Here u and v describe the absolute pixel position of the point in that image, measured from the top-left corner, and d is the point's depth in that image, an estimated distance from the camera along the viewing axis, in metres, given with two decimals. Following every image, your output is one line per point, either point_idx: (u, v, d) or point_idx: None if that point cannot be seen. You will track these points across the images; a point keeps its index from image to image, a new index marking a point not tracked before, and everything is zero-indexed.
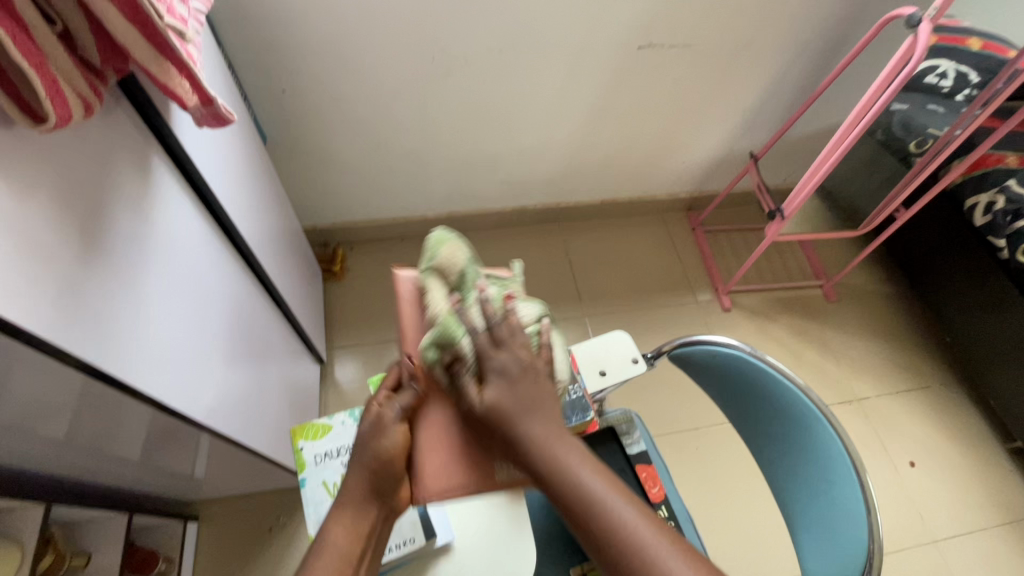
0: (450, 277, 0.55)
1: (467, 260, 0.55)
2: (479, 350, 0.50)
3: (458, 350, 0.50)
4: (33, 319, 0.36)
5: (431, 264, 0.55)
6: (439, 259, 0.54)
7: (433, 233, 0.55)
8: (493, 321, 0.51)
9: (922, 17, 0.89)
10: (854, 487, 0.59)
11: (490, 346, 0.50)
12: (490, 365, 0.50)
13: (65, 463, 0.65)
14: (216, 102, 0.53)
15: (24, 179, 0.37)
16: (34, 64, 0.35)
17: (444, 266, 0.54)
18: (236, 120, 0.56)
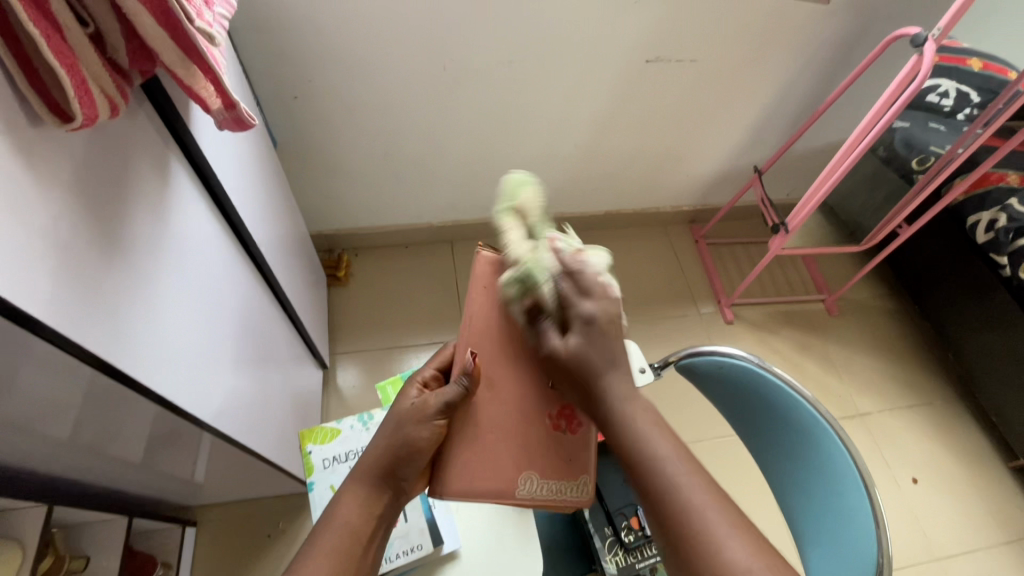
0: (529, 220, 0.54)
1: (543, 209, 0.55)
2: (562, 297, 0.49)
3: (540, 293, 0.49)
4: (47, 314, 0.36)
5: (509, 206, 0.54)
6: (518, 202, 0.54)
7: (512, 176, 0.56)
8: (571, 265, 0.49)
9: (927, 36, 0.91)
10: (864, 502, 0.58)
11: (573, 294, 0.49)
12: (572, 314, 0.48)
13: (68, 463, 0.64)
14: (239, 107, 0.54)
15: (50, 178, 0.38)
16: (66, 64, 0.35)
17: (525, 209, 0.54)
18: (256, 125, 0.57)
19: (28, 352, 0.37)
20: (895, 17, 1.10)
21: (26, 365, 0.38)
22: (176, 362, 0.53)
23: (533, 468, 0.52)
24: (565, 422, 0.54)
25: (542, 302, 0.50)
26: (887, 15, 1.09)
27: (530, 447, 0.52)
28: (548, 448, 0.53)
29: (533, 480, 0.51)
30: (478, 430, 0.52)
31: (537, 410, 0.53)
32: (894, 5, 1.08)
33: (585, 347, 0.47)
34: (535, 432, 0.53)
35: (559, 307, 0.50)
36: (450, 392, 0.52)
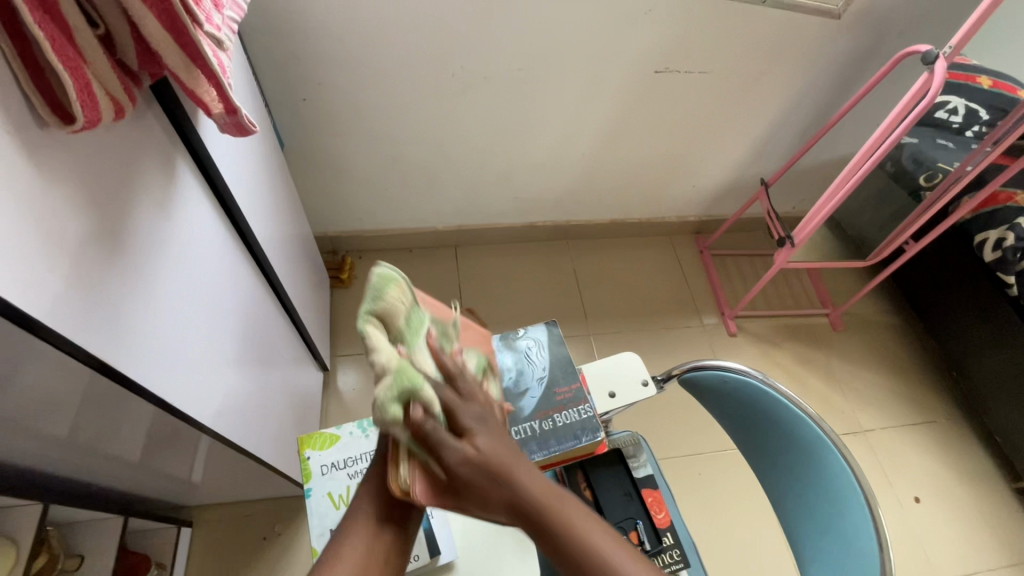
0: (394, 325, 0.48)
1: (411, 307, 0.50)
2: (446, 404, 0.46)
3: (424, 400, 0.45)
4: (47, 314, 0.35)
5: (373, 307, 0.47)
6: (383, 303, 0.48)
7: (376, 270, 0.49)
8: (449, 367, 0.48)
9: (938, 54, 0.90)
10: (867, 523, 0.57)
11: (457, 398, 0.47)
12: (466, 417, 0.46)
13: (63, 462, 0.64)
14: (240, 112, 0.53)
15: (58, 175, 0.37)
16: (69, 67, 0.35)
17: (391, 312, 0.48)
18: (257, 130, 0.57)
19: (29, 351, 0.36)
20: (906, 33, 1.10)
21: (24, 363, 0.38)
22: (176, 361, 0.52)
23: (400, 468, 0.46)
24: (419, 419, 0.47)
25: (429, 409, 0.45)
26: (898, 31, 1.09)
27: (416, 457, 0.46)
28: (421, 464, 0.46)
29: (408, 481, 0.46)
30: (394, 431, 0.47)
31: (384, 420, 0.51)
32: (904, 22, 1.08)
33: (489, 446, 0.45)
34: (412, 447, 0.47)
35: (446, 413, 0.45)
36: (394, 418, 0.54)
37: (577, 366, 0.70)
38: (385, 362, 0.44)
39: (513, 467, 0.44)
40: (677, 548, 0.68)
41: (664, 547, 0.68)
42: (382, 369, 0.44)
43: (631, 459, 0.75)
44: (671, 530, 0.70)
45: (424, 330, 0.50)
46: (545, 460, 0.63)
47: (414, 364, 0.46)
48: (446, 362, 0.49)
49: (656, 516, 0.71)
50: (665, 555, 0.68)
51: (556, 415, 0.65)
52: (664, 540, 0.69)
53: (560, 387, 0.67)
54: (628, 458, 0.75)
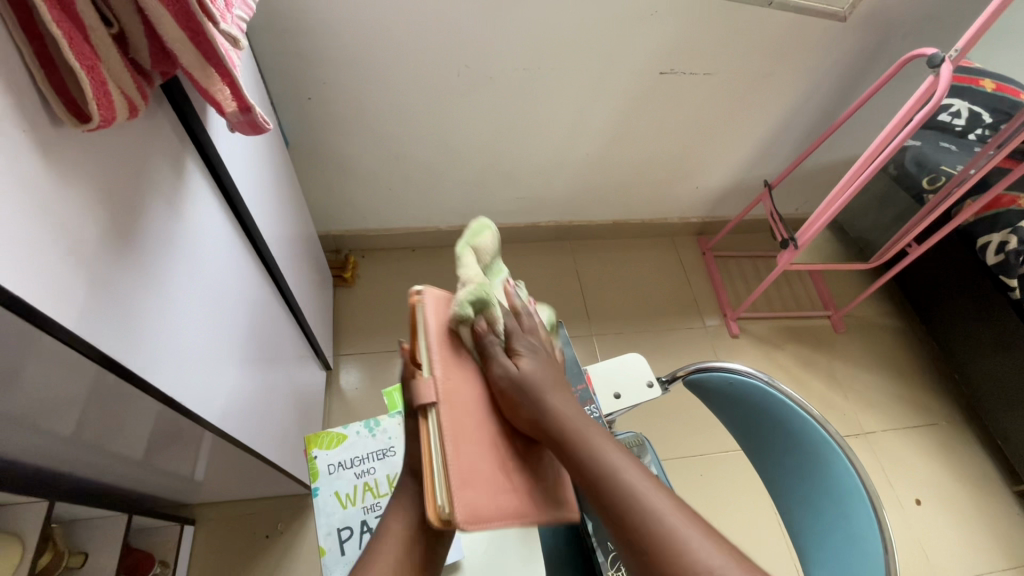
0: (482, 259, 0.58)
1: (494, 255, 0.59)
2: (507, 329, 0.56)
3: (491, 317, 0.54)
4: (61, 312, 0.36)
5: (468, 244, 0.57)
6: (477, 244, 0.58)
7: (474, 222, 0.59)
8: (516, 305, 0.58)
9: (944, 57, 0.90)
10: (872, 525, 0.58)
11: (517, 328, 0.56)
12: (521, 345, 0.55)
13: (69, 459, 0.64)
14: (254, 111, 0.53)
15: (73, 174, 0.37)
16: (85, 66, 0.35)
17: (481, 252, 0.58)
18: (270, 129, 0.57)
19: (40, 349, 0.36)
20: (911, 36, 1.10)
21: (36, 361, 0.38)
22: (184, 360, 0.53)
23: (434, 496, 0.44)
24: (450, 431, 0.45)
25: (492, 323, 0.54)
26: (903, 34, 1.09)
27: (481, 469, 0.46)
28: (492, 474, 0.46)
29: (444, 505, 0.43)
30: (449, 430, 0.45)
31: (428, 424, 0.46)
32: (909, 25, 1.08)
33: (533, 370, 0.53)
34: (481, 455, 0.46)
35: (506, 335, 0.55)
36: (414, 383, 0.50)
37: (583, 366, 0.70)
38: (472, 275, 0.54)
39: (546, 390, 0.51)
40: None
41: None
42: (467, 281, 0.54)
43: None
44: None
45: (502, 276, 0.60)
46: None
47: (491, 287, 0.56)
48: (517, 304, 0.58)
49: None
50: None
51: None
52: None
53: None
54: (632, 459, 0.75)
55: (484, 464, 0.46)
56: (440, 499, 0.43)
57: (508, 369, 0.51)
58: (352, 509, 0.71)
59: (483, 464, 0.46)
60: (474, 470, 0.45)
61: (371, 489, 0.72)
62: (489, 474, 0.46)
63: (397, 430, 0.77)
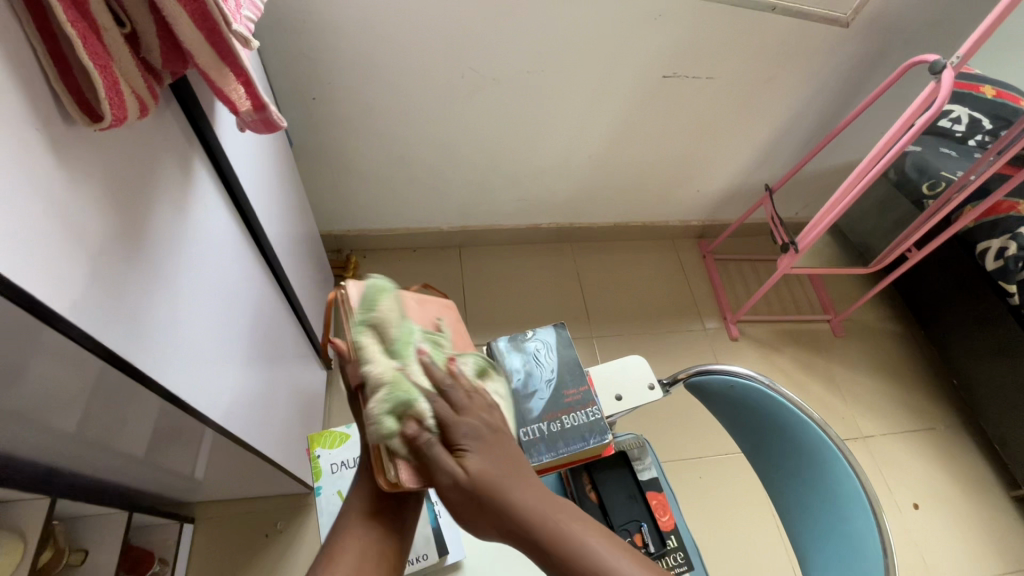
0: (387, 338, 0.55)
1: (402, 321, 0.57)
2: (439, 420, 0.53)
3: (419, 414, 0.52)
4: (65, 305, 0.35)
5: (366, 320, 0.55)
6: (376, 316, 0.56)
7: (372, 284, 0.58)
8: (442, 384, 0.55)
9: (946, 64, 0.91)
10: (871, 529, 0.58)
11: (452, 414, 0.53)
12: (461, 433, 0.53)
13: (70, 456, 0.64)
14: (269, 109, 0.54)
15: (81, 169, 0.37)
16: (98, 65, 0.35)
17: (384, 325, 0.56)
18: (284, 127, 0.57)
19: (46, 345, 0.36)
20: (912, 42, 1.11)
21: (41, 357, 0.38)
22: (188, 356, 0.53)
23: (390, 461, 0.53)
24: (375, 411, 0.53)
25: (421, 419, 0.52)
26: (904, 40, 1.10)
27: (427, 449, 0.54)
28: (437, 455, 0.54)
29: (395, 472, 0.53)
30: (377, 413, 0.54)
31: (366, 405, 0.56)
32: (911, 31, 1.09)
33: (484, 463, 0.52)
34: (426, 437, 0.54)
35: (440, 427, 0.53)
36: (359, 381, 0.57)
37: (585, 368, 0.71)
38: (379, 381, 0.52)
39: (506, 483, 0.51)
40: (680, 552, 0.69)
41: (668, 549, 0.69)
42: (378, 382, 0.52)
43: (636, 461, 0.75)
44: (675, 534, 0.71)
45: (414, 350, 0.56)
46: (555, 461, 0.63)
47: (409, 383, 0.53)
48: (438, 376, 0.55)
49: (660, 519, 0.71)
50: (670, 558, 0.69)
51: (564, 417, 0.65)
52: (668, 542, 0.70)
53: (569, 389, 0.68)
54: (632, 460, 0.75)
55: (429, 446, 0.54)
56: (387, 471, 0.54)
57: (448, 462, 0.51)
58: None
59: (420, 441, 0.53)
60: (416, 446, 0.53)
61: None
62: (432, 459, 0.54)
63: None
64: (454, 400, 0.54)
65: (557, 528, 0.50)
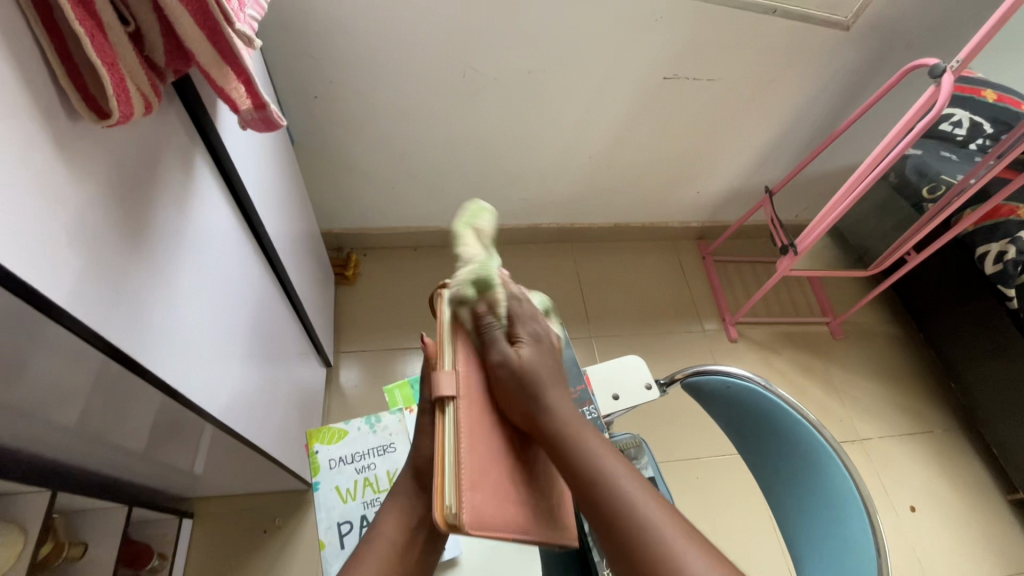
0: (483, 239, 0.54)
1: (491, 235, 0.55)
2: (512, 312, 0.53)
3: (494, 301, 0.51)
4: (69, 301, 0.36)
5: (467, 223, 0.54)
6: (477, 223, 0.54)
7: (470, 202, 0.55)
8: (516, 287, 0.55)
9: (946, 68, 0.91)
10: (865, 531, 0.58)
11: (519, 314, 0.53)
12: (524, 331, 0.52)
13: (70, 450, 0.65)
14: (269, 108, 0.54)
15: (87, 168, 0.38)
16: (106, 63, 0.36)
17: (479, 233, 0.54)
18: (283, 126, 0.58)
19: (50, 338, 0.37)
20: (913, 46, 1.11)
21: (42, 350, 0.38)
22: (190, 353, 0.53)
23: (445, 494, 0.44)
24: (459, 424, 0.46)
25: (495, 305, 0.51)
26: (905, 44, 1.10)
27: (487, 464, 0.46)
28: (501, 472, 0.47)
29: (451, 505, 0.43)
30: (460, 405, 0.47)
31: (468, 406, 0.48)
32: (912, 35, 1.09)
33: (535, 362, 0.50)
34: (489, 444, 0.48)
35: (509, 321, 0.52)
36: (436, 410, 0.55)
37: (582, 368, 0.71)
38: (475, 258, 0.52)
39: (547, 388, 0.49)
40: None
41: None
42: (468, 259, 0.51)
43: (633, 461, 0.76)
44: None
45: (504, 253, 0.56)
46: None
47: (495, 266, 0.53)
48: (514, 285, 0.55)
49: None
50: None
51: None
52: None
53: (566, 388, 0.68)
54: (629, 460, 0.76)
55: (494, 466, 0.47)
56: (447, 498, 0.44)
57: (507, 356, 0.49)
58: (352, 503, 0.71)
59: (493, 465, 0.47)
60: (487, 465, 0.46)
61: (371, 484, 0.73)
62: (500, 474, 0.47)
63: (398, 427, 0.77)
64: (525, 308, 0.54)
65: (599, 469, 0.45)
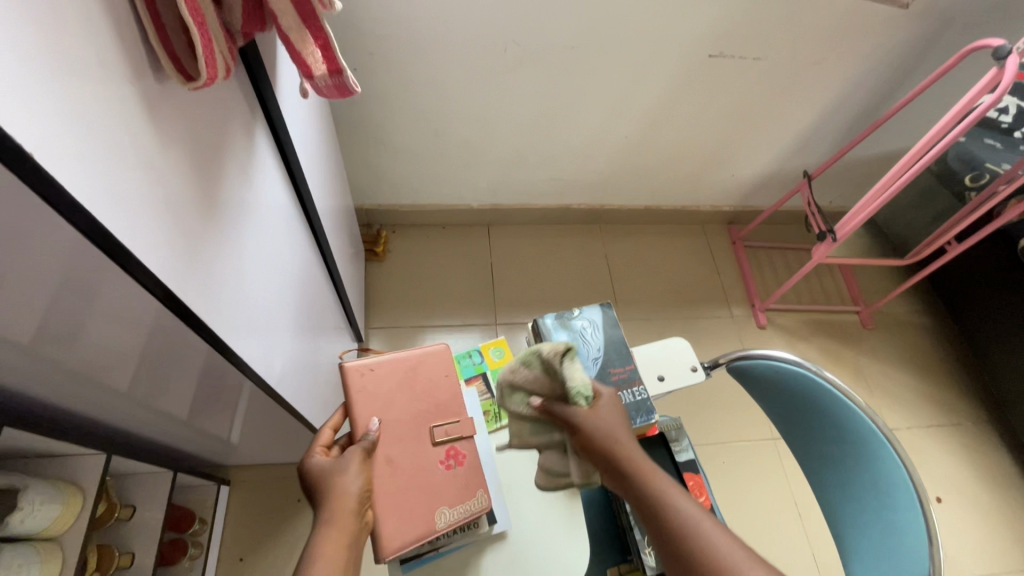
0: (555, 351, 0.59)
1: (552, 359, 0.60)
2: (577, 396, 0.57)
3: (571, 364, 0.56)
4: (154, 265, 0.35)
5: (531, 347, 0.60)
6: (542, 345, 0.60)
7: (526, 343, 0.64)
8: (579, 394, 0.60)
9: (1011, 50, 0.87)
10: (917, 518, 0.57)
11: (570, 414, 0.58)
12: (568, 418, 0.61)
13: (121, 414, 0.66)
14: (345, 74, 0.52)
15: (168, 129, 0.37)
16: (196, 21, 0.35)
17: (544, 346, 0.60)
18: (356, 94, 0.56)
19: (117, 298, 0.36)
20: (971, 27, 1.07)
21: (103, 311, 0.38)
22: (249, 321, 0.54)
23: (444, 503, 0.56)
24: (452, 463, 0.58)
25: (573, 370, 0.56)
26: (962, 24, 1.06)
27: (426, 496, 0.56)
28: (420, 514, 0.55)
29: (447, 512, 0.56)
30: (404, 457, 0.56)
31: (423, 460, 0.57)
32: (971, 15, 1.05)
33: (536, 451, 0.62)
34: (410, 497, 0.55)
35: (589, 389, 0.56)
36: (352, 454, 0.53)
37: (630, 349, 0.70)
38: (549, 357, 0.56)
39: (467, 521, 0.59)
40: None
41: None
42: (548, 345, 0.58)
43: (673, 443, 0.76)
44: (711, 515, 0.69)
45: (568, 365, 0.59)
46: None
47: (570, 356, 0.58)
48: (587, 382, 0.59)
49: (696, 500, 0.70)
50: None
51: None
52: None
53: (615, 367, 0.68)
54: (670, 442, 0.75)
55: (418, 512, 0.55)
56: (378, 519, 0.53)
57: (449, 515, 0.56)
58: None
59: (422, 508, 0.55)
60: (432, 495, 0.56)
61: (493, 413, 0.73)
62: (422, 520, 0.55)
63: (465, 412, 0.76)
64: (565, 413, 0.56)
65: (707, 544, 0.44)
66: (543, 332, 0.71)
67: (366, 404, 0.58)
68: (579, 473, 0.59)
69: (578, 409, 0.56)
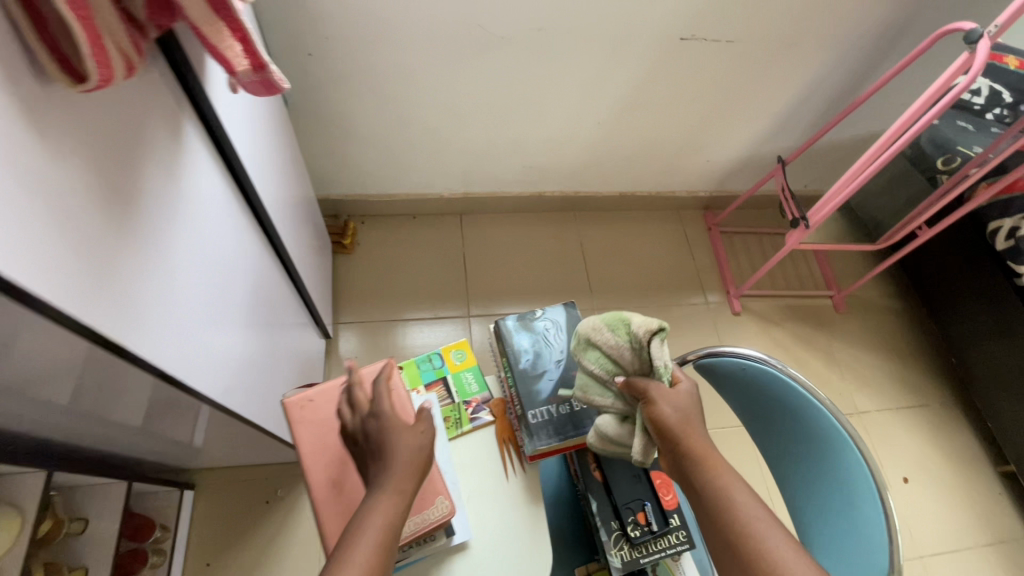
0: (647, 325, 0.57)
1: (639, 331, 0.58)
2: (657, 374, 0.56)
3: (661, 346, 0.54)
4: (53, 292, 0.32)
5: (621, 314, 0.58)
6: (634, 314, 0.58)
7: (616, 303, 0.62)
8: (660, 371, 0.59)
9: (983, 33, 0.86)
10: (878, 516, 0.58)
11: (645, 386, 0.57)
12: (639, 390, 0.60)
13: (63, 428, 0.63)
14: (268, 69, 0.48)
15: (60, 139, 0.34)
16: (80, 16, 0.31)
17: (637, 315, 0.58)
18: (285, 89, 0.52)
19: (13, 328, 0.33)
20: (943, 8, 1.06)
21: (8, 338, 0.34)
22: (189, 334, 0.51)
23: None
24: None
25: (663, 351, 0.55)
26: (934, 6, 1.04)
27: None
28: None
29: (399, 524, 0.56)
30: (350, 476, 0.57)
31: None
32: None
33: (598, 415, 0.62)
34: None
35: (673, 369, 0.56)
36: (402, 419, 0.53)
37: None
38: (642, 335, 0.54)
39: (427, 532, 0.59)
40: (683, 531, 0.67)
41: (671, 528, 0.67)
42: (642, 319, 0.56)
43: None
44: (678, 512, 0.69)
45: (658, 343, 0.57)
46: (550, 447, 0.65)
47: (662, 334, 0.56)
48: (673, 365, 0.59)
49: (663, 497, 0.69)
50: (672, 536, 0.67)
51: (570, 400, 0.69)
52: (671, 522, 0.68)
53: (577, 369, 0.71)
54: None
55: None
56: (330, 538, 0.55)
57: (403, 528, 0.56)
58: None
59: None
60: None
61: (454, 419, 0.72)
62: None
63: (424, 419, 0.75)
64: (638, 386, 0.55)
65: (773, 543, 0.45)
66: (505, 335, 0.72)
67: (311, 433, 0.58)
68: (639, 451, 0.56)
69: (658, 386, 0.55)
